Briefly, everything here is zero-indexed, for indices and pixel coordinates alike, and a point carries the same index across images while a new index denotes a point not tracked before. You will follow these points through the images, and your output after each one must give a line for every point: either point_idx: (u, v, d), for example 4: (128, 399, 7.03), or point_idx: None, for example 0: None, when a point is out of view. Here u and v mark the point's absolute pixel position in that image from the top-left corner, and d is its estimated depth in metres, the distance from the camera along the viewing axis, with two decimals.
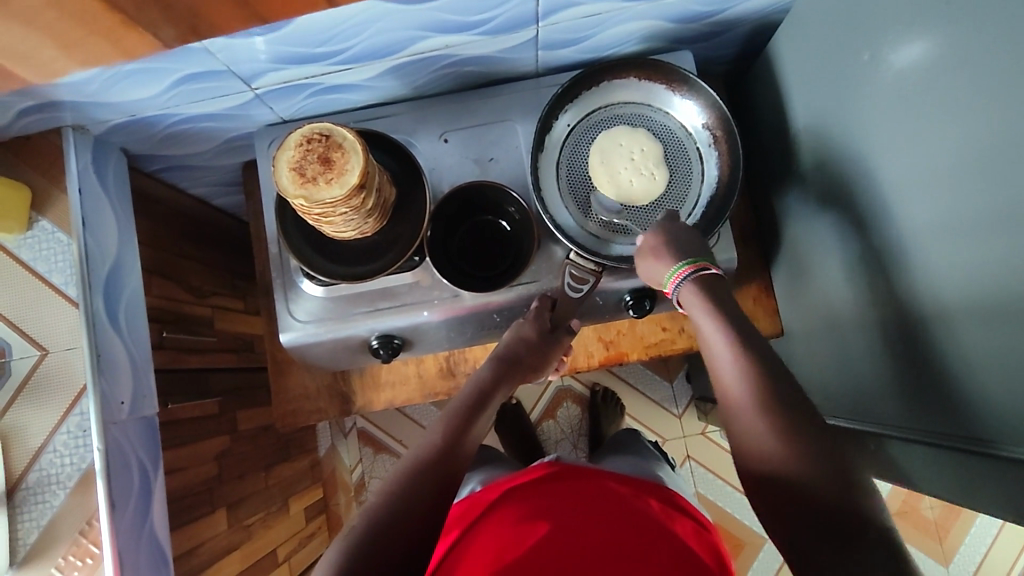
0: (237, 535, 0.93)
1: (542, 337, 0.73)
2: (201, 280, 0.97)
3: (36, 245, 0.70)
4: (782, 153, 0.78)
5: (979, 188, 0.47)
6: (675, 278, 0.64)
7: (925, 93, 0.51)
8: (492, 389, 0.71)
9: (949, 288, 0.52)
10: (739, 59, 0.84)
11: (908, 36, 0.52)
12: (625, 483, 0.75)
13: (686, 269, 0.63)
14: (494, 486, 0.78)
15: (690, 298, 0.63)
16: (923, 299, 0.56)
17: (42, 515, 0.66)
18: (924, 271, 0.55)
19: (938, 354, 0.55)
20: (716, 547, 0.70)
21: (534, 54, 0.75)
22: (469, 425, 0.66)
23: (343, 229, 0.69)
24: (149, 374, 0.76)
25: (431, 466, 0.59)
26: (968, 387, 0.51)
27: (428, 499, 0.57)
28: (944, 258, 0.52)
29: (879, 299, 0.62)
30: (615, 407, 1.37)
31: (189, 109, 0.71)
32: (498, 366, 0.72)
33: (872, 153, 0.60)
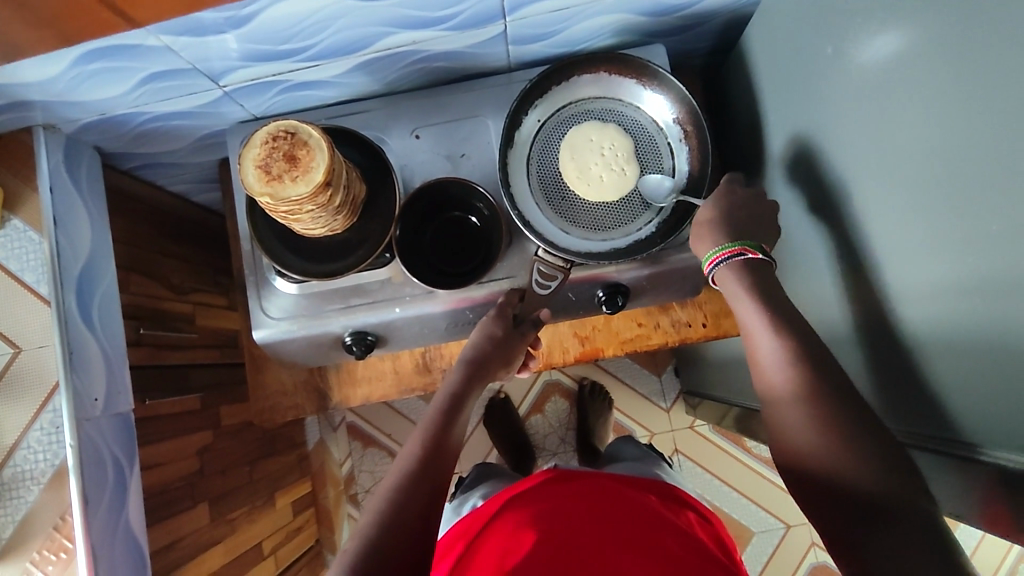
0: (220, 529, 0.94)
1: (509, 332, 0.73)
2: (181, 277, 0.97)
3: (8, 244, 0.70)
4: (756, 146, 0.77)
5: (930, 185, 0.47)
6: (711, 261, 0.64)
7: (885, 87, 0.51)
8: (466, 392, 0.71)
9: (905, 284, 0.51)
10: (715, 52, 0.83)
11: (869, 30, 0.52)
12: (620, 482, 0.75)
13: (720, 255, 0.63)
14: (494, 498, 0.78)
15: (729, 281, 0.63)
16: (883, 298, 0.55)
17: (18, 509, 0.67)
18: (882, 269, 0.55)
19: (900, 351, 0.54)
20: (715, 535, 0.70)
21: (504, 49, 0.74)
22: (445, 434, 0.64)
23: (311, 227, 0.69)
24: (124, 371, 0.77)
25: (414, 478, 0.58)
26: (926, 384, 0.51)
27: (416, 514, 0.56)
28: (900, 255, 0.52)
29: (844, 297, 0.62)
30: (602, 401, 1.37)
31: (159, 107, 0.71)
32: (468, 370, 0.72)
33: (836, 149, 0.59)
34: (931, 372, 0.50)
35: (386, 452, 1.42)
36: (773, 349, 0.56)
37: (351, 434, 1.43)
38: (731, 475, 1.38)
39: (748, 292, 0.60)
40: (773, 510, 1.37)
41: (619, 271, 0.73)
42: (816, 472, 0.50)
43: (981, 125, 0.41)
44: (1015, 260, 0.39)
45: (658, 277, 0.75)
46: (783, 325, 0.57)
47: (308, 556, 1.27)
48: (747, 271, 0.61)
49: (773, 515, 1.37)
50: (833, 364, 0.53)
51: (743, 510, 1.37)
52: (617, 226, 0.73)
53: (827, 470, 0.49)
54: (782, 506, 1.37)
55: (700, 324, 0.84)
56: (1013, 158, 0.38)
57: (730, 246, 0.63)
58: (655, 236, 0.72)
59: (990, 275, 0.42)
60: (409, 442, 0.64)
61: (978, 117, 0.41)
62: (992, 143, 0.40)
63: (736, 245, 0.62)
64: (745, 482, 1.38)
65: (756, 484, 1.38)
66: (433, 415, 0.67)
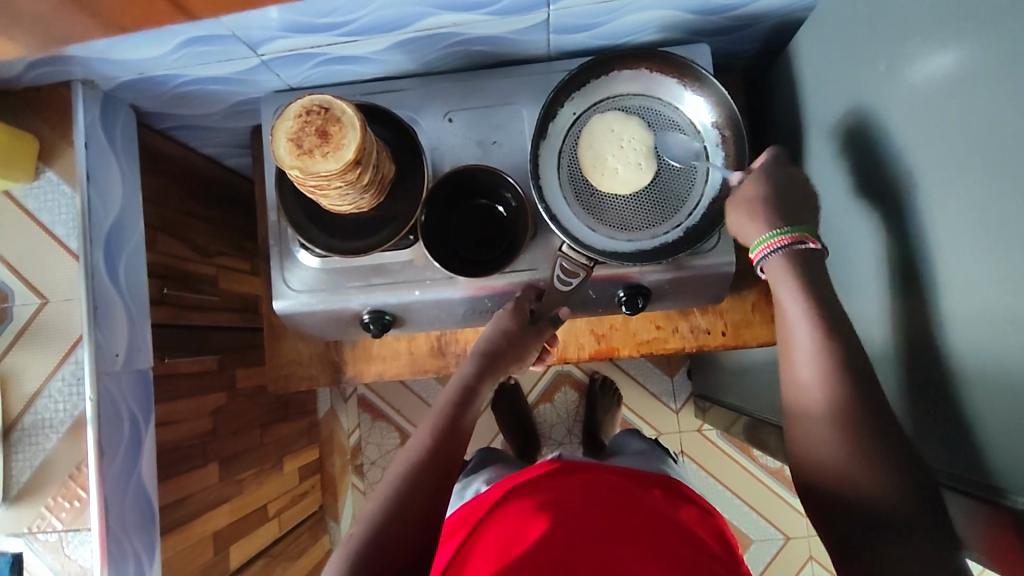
0: (228, 489, 0.96)
1: (523, 328, 0.72)
2: (207, 239, 0.98)
3: (41, 195, 0.71)
4: (795, 157, 0.75)
5: (976, 217, 0.45)
6: (764, 247, 0.59)
7: (942, 110, 0.48)
8: (478, 385, 0.70)
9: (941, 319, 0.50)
10: (761, 56, 0.81)
11: (927, 50, 0.50)
12: (626, 475, 0.75)
13: (777, 242, 0.58)
14: (499, 485, 0.78)
15: (778, 270, 0.58)
16: (926, 330, 0.53)
17: (36, 455, 0.70)
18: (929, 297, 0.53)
19: (930, 384, 0.53)
20: (718, 531, 0.70)
21: (546, 37, 0.73)
22: (454, 428, 0.64)
23: (338, 203, 0.69)
24: (146, 328, 0.78)
25: (420, 473, 0.58)
26: (956, 421, 0.50)
27: (419, 511, 0.56)
28: (946, 286, 0.50)
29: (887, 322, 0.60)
30: (612, 396, 1.36)
31: (196, 71, 0.71)
32: (482, 362, 0.71)
33: (881, 170, 0.58)
34: (961, 411, 0.49)
35: (394, 427, 1.43)
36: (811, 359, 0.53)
37: (361, 405, 1.44)
38: (734, 483, 1.37)
39: (797, 285, 0.56)
40: (773, 520, 1.36)
41: (641, 274, 0.72)
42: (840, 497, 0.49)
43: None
44: None
45: (683, 282, 0.74)
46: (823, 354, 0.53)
47: (310, 521, 1.30)
48: (800, 265, 0.57)
49: (774, 525, 1.36)
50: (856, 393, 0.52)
51: (743, 518, 1.37)
52: (645, 227, 0.71)
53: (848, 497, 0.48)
54: (783, 517, 1.36)
55: (719, 332, 0.83)
56: None
57: (788, 232, 0.58)
58: (682, 242, 0.70)
59: None
60: (417, 433, 0.64)
61: None
62: None
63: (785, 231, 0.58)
64: (748, 490, 1.37)
65: (759, 494, 1.37)
66: (443, 408, 0.66)
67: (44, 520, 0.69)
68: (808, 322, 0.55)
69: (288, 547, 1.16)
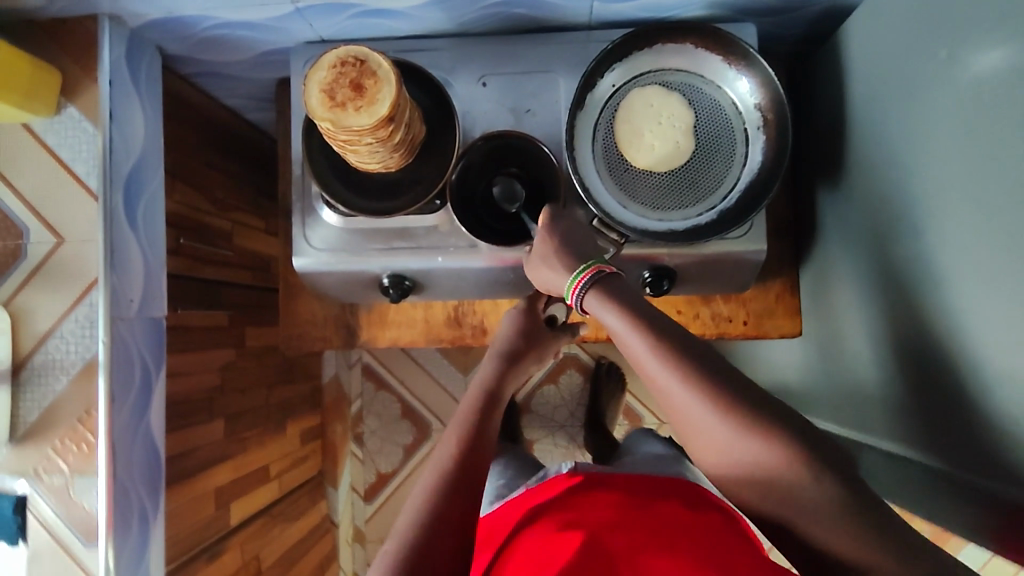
0: (232, 446, 0.96)
1: (538, 326, 0.75)
2: (224, 193, 0.96)
3: (62, 131, 0.69)
4: (835, 147, 0.73)
5: None
6: (574, 291, 0.59)
7: (1005, 99, 0.47)
8: (501, 385, 0.69)
9: (1000, 319, 0.49)
10: (805, 41, 0.78)
11: (992, 38, 0.48)
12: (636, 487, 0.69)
13: (584, 276, 0.58)
14: (515, 504, 0.73)
15: (596, 306, 0.57)
16: (977, 331, 0.52)
17: (45, 397, 0.69)
18: (980, 293, 0.51)
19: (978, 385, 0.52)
20: (748, 537, 0.63)
21: (588, 5, 0.70)
22: (483, 429, 0.63)
23: (366, 161, 0.68)
24: (162, 276, 0.77)
25: (455, 479, 0.57)
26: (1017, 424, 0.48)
27: (455, 516, 0.54)
28: (1001, 284, 0.48)
29: (928, 321, 0.59)
30: (618, 383, 1.35)
31: (226, 14, 0.69)
32: (503, 360, 0.71)
33: (932, 161, 0.56)
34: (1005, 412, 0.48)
35: (396, 397, 1.43)
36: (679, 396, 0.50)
37: (364, 374, 1.44)
38: None
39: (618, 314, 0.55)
40: None
41: (670, 254, 0.71)
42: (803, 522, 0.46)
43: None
44: None
45: (709, 265, 0.73)
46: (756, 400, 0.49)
47: (309, 485, 1.29)
48: (607, 291, 0.56)
49: None
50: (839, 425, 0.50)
51: None
52: (677, 208, 0.69)
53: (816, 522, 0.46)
54: None
55: (741, 321, 0.82)
56: None
57: (586, 266, 0.59)
58: (715, 225, 0.68)
59: None
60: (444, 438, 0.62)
61: None
62: None
63: (588, 265, 0.59)
64: None
65: None
66: (468, 409, 0.65)
67: (50, 462, 0.69)
68: (653, 358, 0.51)
69: (286, 510, 1.16)
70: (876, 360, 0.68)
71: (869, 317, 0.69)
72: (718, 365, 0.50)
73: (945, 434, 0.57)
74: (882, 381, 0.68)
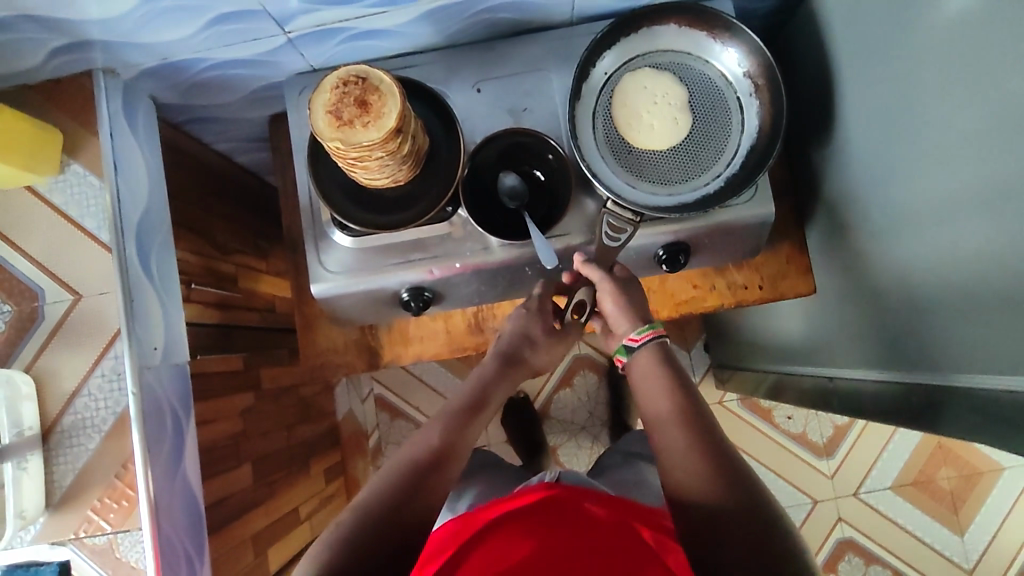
0: (261, 491, 0.94)
1: (548, 331, 0.77)
2: (225, 237, 0.96)
3: (67, 189, 0.69)
4: (822, 107, 0.76)
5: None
6: (637, 339, 0.69)
7: (975, 35, 0.50)
8: (491, 387, 0.74)
9: (1004, 242, 0.51)
10: (777, 13, 0.82)
11: None
12: (613, 504, 0.66)
13: (648, 335, 0.69)
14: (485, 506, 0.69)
15: (645, 362, 0.68)
16: (985, 252, 0.53)
17: (78, 458, 0.67)
18: (980, 216, 0.53)
19: (991, 306, 0.54)
20: None
21: (571, 1, 0.73)
22: (463, 427, 0.69)
23: (376, 176, 0.68)
24: (180, 322, 0.76)
25: (427, 464, 0.64)
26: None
27: (423, 491, 0.62)
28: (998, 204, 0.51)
29: (935, 255, 0.60)
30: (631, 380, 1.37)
31: (220, 54, 0.70)
32: (499, 364, 0.76)
33: (919, 101, 0.59)
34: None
35: (413, 423, 1.42)
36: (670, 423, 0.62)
37: (378, 405, 1.44)
38: (762, 450, 1.39)
39: (662, 376, 0.66)
40: (801, 486, 1.37)
41: (681, 228, 0.73)
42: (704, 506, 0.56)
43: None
44: None
45: (720, 234, 0.75)
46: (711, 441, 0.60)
47: None
48: (659, 357, 0.68)
49: (802, 490, 1.37)
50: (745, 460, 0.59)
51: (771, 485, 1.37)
52: (684, 181, 0.71)
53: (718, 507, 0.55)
54: (810, 482, 1.37)
55: (757, 286, 0.84)
56: None
57: (653, 328, 0.69)
58: (723, 191, 0.71)
59: None
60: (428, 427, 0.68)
61: None
62: None
63: (650, 326, 0.69)
64: (776, 461, 1.38)
65: (786, 460, 1.38)
66: (452, 407, 0.71)
67: (91, 523, 0.67)
68: (673, 406, 0.64)
69: None
70: (887, 304, 0.70)
71: (876, 262, 0.71)
72: (706, 418, 0.63)
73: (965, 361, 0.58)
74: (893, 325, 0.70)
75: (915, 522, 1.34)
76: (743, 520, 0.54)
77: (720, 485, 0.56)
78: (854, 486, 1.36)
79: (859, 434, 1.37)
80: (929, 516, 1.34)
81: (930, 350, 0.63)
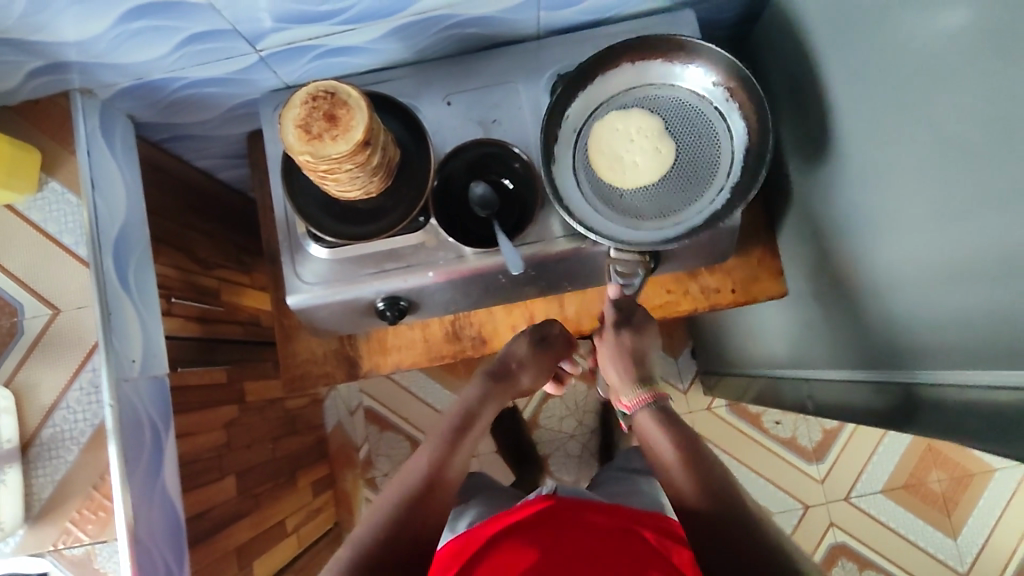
0: (244, 503, 0.94)
1: (535, 348, 0.81)
2: (207, 252, 0.97)
3: (46, 207, 0.71)
4: (787, 111, 0.77)
5: (964, 133, 0.48)
6: (637, 400, 0.76)
7: (910, 39, 0.52)
8: (478, 407, 0.79)
9: (954, 237, 0.52)
10: (741, 23, 0.84)
11: None
12: (617, 516, 0.62)
13: (646, 397, 0.76)
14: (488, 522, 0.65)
15: (646, 420, 0.74)
16: (938, 249, 0.54)
17: (56, 470, 0.68)
18: (926, 214, 0.55)
19: (947, 302, 0.55)
20: None
21: (536, 15, 0.75)
22: (453, 447, 0.73)
23: (347, 188, 0.70)
24: (159, 335, 0.77)
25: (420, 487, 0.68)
26: (987, 324, 0.50)
27: (418, 517, 0.66)
28: (946, 201, 0.52)
29: (893, 253, 0.62)
30: None
31: (194, 73, 0.72)
32: (487, 383, 0.81)
33: (870, 103, 0.60)
34: (985, 319, 0.50)
35: (403, 435, 1.42)
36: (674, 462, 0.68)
37: (368, 418, 1.43)
38: (750, 456, 1.39)
39: (654, 418, 0.74)
40: (792, 490, 1.36)
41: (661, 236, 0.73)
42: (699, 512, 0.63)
43: (1012, 52, 0.42)
44: None
45: (692, 239, 0.76)
46: (696, 465, 0.67)
47: (328, 537, 1.27)
48: (654, 413, 0.74)
49: (793, 495, 1.36)
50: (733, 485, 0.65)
51: (760, 490, 1.37)
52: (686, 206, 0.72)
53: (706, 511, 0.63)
54: (800, 486, 1.36)
55: (729, 290, 0.86)
56: None
57: (650, 390, 0.77)
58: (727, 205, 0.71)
59: None
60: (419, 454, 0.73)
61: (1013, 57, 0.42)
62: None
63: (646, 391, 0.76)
64: (766, 466, 1.38)
65: (775, 465, 1.38)
66: (443, 432, 0.75)
67: (69, 535, 0.67)
68: (666, 440, 0.71)
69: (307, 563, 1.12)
70: (854, 303, 0.71)
71: (841, 263, 0.73)
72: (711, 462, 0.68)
73: (929, 356, 0.59)
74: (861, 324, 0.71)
75: (907, 525, 1.34)
76: (730, 524, 0.61)
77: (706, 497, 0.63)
78: (844, 490, 1.36)
79: (848, 437, 1.36)
80: (921, 519, 1.34)
81: (894, 347, 0.65)
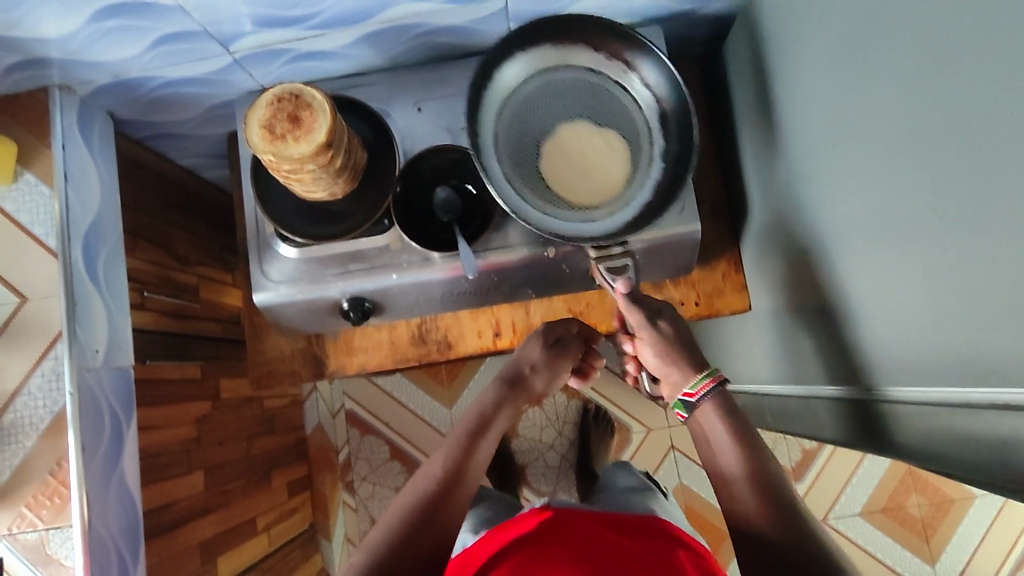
0: (214, 499, 0.92)
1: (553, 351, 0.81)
2: (187, 249, 0.99)
3: (20, 198, 0.73)
4: (750, 127, 0.78)
5: (902, 151, 0.48)
6: (702, 388, 0.67)
7: (855, 56, 0.52)
8: (493, 412, 0.76)
9: (890, 254, 0.52)
10: (712, 41, 0.85)
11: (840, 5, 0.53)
12: (603, 519, 0.69)
13: (705, 388, 0.67)
14: (489, 535, 0.72)
15: (706, 412, 0.67)
16: (878, 266, 0.55)
17: (16, 455, 0.69)
18: (869, 231, 0.55)
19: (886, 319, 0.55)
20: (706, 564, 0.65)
21: (506, 25, 0.76)
22: (470, 447, 0.71)
23: (312, 188, 0.70)
24: (126, 329, 0.79)
25: (440, 491, 0.66)
26: (922, 341, 0.50)
27: (435, 523, 0.63)
28: (884, 219, 0.52)
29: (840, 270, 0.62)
30: (604, 427, 1.39)
31: (170, 72, 0.74)
32: (503, 389, 0.79)
33: (820, 120, 0.61)
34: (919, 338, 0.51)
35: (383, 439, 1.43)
36: (728, 453, 0.64)
37: (349, 421, 1.43)
38: None
39: (713, 413, 0.67)
40: None
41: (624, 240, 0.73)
42: (759, 529, 0.59)
43: (938, 70, 0.42)
44: (980, 204, 0.40)
45: (654, 251, 0.77)
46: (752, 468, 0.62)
47: (301, 539, 1.28)
48: (718, 405, 0.67)
49: None
50: (783, 490, 0.61)
51: None
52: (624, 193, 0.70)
53: (769, 529, 0.58)
54: None
55: (693, 302, 0.88)
56: (962, 110, 0.40)
57: (708, 376, 0.68)
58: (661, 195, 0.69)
59: (964, 217, 0.42)
60: (435, 456, 0.70)
61: (933, 76, 0.42)
62: (944, 95, 0.42)
63: (707, 375, 0.68)
64: None
65: None
66: (459, 432, 0.73)
67: (24, 520, 0.69)
68: (723, 439, 0.65)
69: (278, 562, 1.13)
70: (806, 318, 0.71)
71: (795, 279, 0.73)
72: (773, 470, 0.62)
73: (872, 373, 0.59)
74: (813, 340, 0.71)
75: (884, 550, 1.32)
76: (797, 545, 0.57)
77: (770, 515, 0.59)
78: (822, 511, 1.34)
79: (828, 458, 1.34)
80: (898, 544, 1.32)
81: (842, 363, 0.65)
